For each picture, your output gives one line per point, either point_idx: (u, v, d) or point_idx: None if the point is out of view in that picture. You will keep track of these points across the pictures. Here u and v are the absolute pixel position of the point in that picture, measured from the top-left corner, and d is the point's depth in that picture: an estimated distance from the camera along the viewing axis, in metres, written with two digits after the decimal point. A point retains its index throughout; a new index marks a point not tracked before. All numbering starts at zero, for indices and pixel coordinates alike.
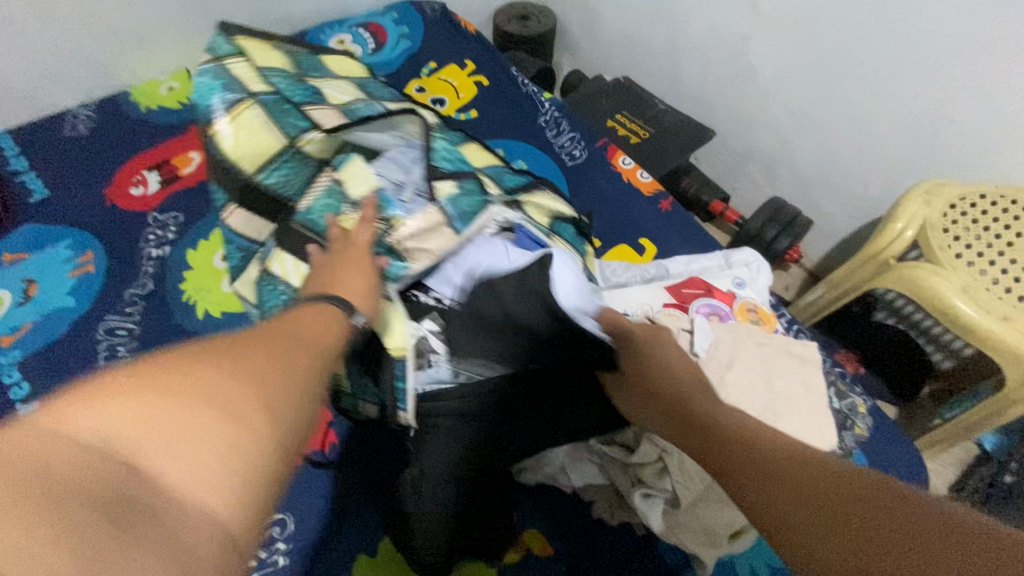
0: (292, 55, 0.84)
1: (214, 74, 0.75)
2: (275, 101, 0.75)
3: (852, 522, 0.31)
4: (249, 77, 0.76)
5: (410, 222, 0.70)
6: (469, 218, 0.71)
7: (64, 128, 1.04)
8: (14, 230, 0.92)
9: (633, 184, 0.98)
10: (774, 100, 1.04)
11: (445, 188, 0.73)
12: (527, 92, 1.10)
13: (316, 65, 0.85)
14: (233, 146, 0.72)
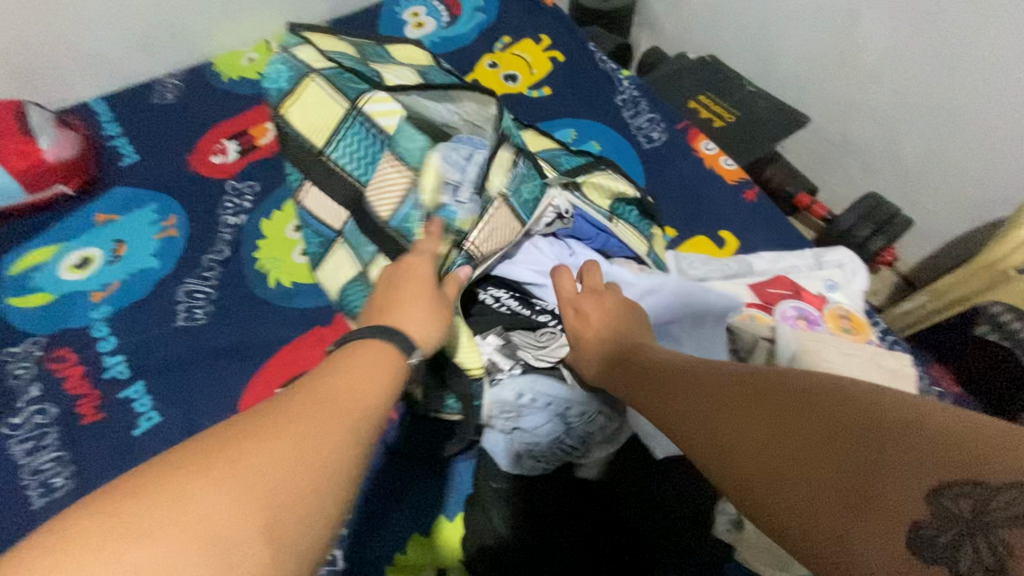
0: (359, 46, 0.83)
1: (284, 62, 0.77)
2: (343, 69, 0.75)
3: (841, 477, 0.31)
4: (313, 56, 0.77)
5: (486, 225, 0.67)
6: (531, 207, 0.69)
7: (153, 96, 1.08)
8: (107, 191, 0.98)
9: (714, 171, 0.92)
10: (879, 84, 0.94)
11: (502, 159, 0.69)
12: (605, 70, 1.05)
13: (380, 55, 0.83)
14: (302, 123, 0.74)
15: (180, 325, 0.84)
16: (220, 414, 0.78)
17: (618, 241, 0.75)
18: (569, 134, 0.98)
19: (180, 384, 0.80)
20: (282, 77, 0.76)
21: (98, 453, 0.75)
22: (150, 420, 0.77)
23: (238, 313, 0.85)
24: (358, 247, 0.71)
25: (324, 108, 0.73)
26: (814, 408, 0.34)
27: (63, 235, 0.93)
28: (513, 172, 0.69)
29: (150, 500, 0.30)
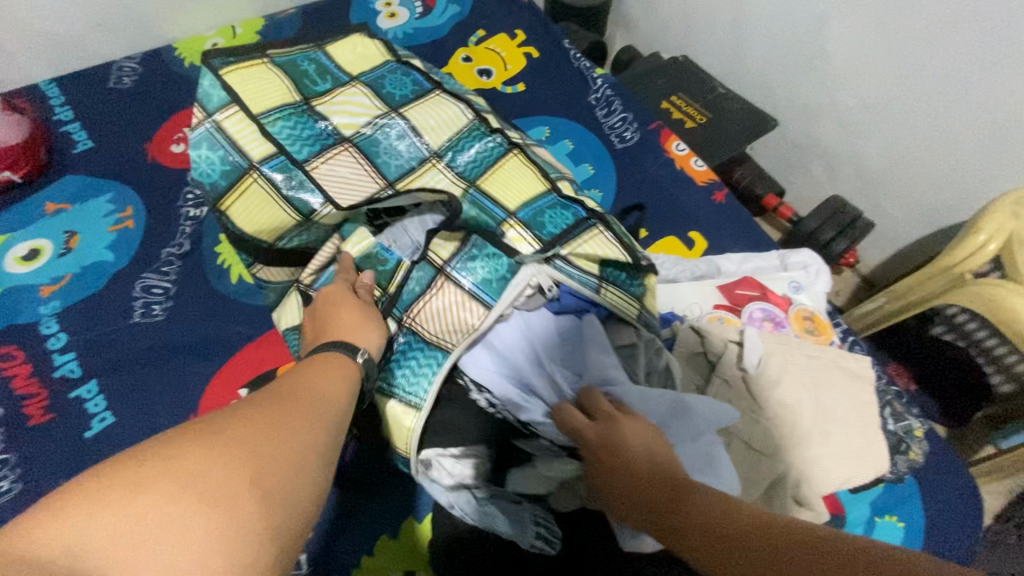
0: (290, 65, 0.77)
1: (208, 138, 0.70)
2: (284, 165, 0.69)
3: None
4: (241, 124, 0.70)
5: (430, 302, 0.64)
6: (496, 286, 0.64)
7: (109, 80, 1.03)
8: (58, 180, 0.93)
9: (685, 172, 0.93)
10: (845, 90, 0.96)
11: (449, 244, 0.67)
12: (579, 67, 1.05)
13: (322, 69, 0.78)
14: (249, 225, 0.70)
15: (136, 322, 0.80)
16: (179, 415, 0.75)
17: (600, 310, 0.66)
18: (542, 132, 0.97)
19: (137, 384, 0.76)
20: (201, 147, 0.71)
21: (47, 456, 0.71)
22: (103, 421, 0.74)
23: (199, 309, 0.82)
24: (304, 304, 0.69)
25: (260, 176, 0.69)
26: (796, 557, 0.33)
27: (9, 225, 0.87)
28: (465, 248, 0.66)
29: (96, 507, 0.30)
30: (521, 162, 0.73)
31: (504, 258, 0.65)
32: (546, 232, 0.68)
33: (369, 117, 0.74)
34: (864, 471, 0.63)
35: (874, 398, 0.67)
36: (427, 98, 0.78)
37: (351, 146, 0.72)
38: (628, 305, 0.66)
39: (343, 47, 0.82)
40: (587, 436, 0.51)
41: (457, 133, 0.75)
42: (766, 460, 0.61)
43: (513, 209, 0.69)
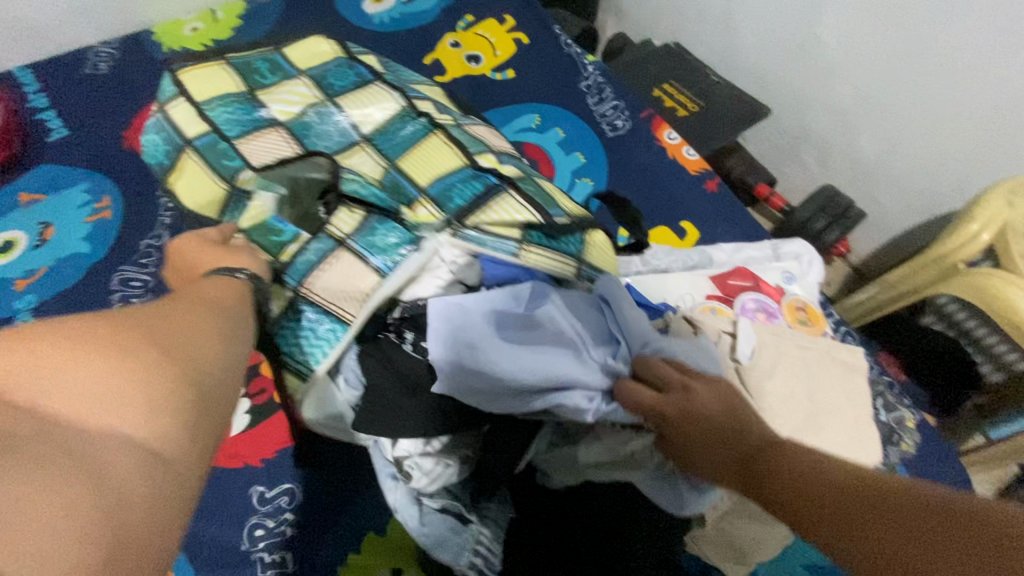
0: (245, 65, 0.77)
1: (158, 126, 0.71)
2: (214, 144, 0.69)
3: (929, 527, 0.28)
4: (187, 114, 0.71)
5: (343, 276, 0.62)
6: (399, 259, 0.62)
7: (84, 66, 1.00)
8: (32, 169, 0.89)
9: (677, 161, 0.91)
10: (839, 78, 0.95)
11: (356, 214, 0.65)
12: (570, 54, 1.03)
13: (274, 66, 0.77)
14: (191, 203, 0.67)
15: None
16: None
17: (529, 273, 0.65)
18: (532, 120, 0.95)
19: None
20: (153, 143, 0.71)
21: None
22: None
23: None
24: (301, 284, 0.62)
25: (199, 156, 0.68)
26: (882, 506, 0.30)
27: None
28: (368, 222, 0.65)
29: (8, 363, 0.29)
30: (443, 142, 0.72)
31: (406, 233, 0.64)
32: (455, 203, 0.67)
33: (307, 105, 0.74)
34: (856, 462, 0.63)
35: (867, 389, 0.67)
36: (362, 91, 0.76)
37: (282, 129, 0.71)
38: (552, 265, 0.66)
39: (298, 48, 0.80)
40: (666, 413, 0.47)
41: (388, 124, 0.74)
42: None
43: (424, 186, 0.68)
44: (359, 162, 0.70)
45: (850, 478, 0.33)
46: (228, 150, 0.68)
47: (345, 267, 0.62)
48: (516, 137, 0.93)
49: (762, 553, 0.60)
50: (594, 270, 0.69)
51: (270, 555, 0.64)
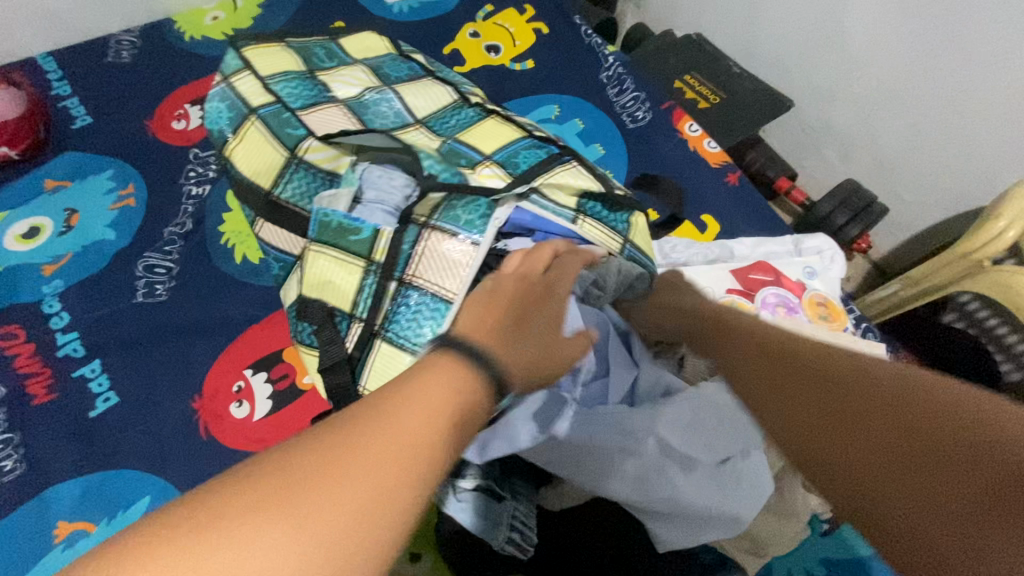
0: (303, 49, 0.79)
1: (222, 96, 0.73)
2: (279, 111, 0.71)
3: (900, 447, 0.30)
4: (254, 87, 0.73)
5: (421, 253, 0.61)
6: (481, 223, 0.62)
7: (107, 54, 1.01)
8: (57, 156, 0.91)
9: (698, 153, 0.91)
10: (863, 70, 0.93)
11: (434, 199, 0.64)
12: (590, 44, 1.02)
13: (331, 52, 0.79)
14: (247, 168, 0.69)
15: (139, 302, 0.79)
16: (184, 395, 0.74)
17: (583, 242, 0.67)
18: (552, 111, 0.95)
19: (141, 365, 0.75)
20: (218, 111, 0.73)
21: (52, 435, 0.70)
22: (107, 401, 0.73)
23: (202, 289, 0.81)
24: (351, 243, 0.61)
25: (265, 125, 0.70)
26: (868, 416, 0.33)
27: (8, 203, 0.86)
28: (443, 202, 0.63)
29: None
30: (500, 119, 0.74)
31: (481, 197, 0.63)
32: (517, 168, 0.68)
33: (366, 87, 0.75)
34: None
35: None
36: (420, 80, 0.77)
37: (343, 106, 0.72)
38: (607, 237, 0.66)
39: (357, 38, 0.82)
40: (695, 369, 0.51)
41: (444, 105, 0.75)
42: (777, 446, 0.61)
43: (489, 153, 0.70)
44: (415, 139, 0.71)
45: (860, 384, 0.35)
46: (291, 120, 0.70)
47: (432, 246, 0.61)
48: None
49: (778, 546, 0.61)
50: (639, 250, 0.68)
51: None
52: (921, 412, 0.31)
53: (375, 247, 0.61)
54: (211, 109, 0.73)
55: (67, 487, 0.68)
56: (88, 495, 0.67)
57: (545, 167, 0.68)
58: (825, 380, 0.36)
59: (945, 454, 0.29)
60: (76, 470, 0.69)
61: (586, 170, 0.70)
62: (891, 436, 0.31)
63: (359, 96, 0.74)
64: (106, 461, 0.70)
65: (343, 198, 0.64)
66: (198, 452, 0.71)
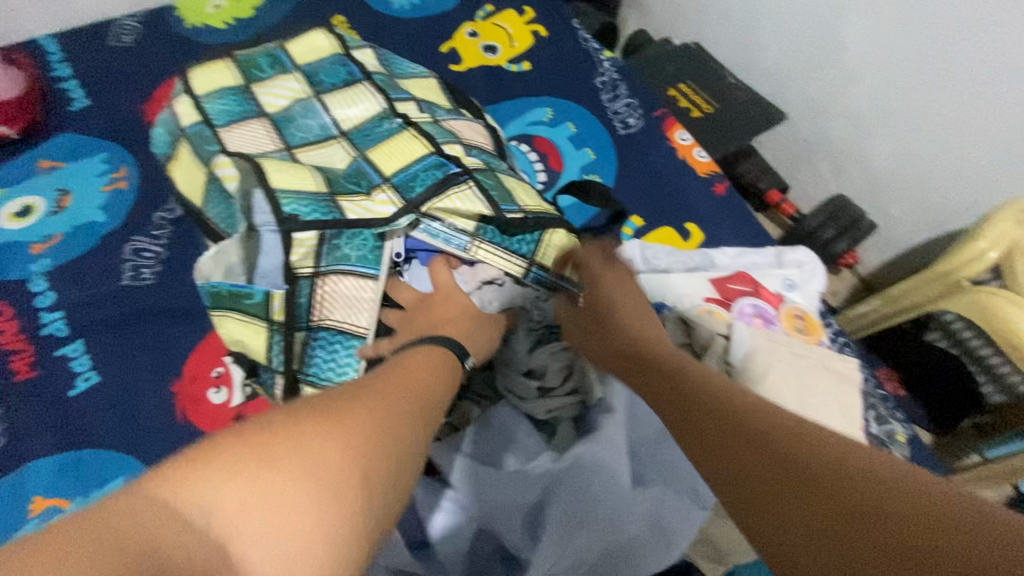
0: (247, 60, 0.81)
1: (165, 121, 0.76)
2: (202, 131, 0.72)
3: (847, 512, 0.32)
4: (187, 108, 0.75)
5: (321, 295, 0.63)
6: (375, 258, 0.64)
7: (107, 38, 1.01)
8: (53, 137, 0.92)
9: (687, 162, 0.91)
10: (857, 86, 0.94)
11: (309, 240, 0.62)
12: (587, 49, 1.03)
13: (274, 60, 0.81)
14: (184, 188, 0.72)
15: (125, 284, 0.80)
16: (165, 378, 0.75)
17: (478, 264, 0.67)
18: (545, 113, 0.95)
19: (124, 346, 0.76)
20: (162, 136, 0.77)
21: (32, 411, 0.71)
22: (87, 380, 0.74)
23: (188, 274, 0.82)
24: (254, 303, 0.63)
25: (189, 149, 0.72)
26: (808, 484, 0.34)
27: (2, 181, 0.87)
28: (325, 243, 0.63)
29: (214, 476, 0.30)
30: (414, 133, 0.72)
31: (365, 230, 0.63)
32: (414, 189, 0.67)
33: (294, 100, 0.77)
34: None
35: (858, 401, 0.67)
36: (350, 88, 0.78)
37: (266, 122, 0.74)
38: (503, 262, 0.66)
39: (303, 46, 0.83)
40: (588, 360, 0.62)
41: (371, 115, 0.75)
42: None
43: (389, 175, 0.68)
44: (332, 152, 0.72)
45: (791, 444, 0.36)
46: (210, 137, 0.71)
47: (334, 289, 0.63)
48: (527, 130, 0.93)
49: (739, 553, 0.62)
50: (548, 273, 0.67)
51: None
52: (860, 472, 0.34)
53: (273, 309, 0.63)
54: (158, 134, 0.78)
55: (43, 463, 0.68)
56: (64, 472, 0.68)
57: (440, 189, 0.66)
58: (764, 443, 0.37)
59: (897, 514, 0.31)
60: (54, 448, 0.69)
61: (479, 193, 0.68)
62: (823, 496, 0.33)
63: (287, 109, 0.76)
64: (83, 440, 0.70)
65: (231, 252, 0.62)
66: (175, 434, 0.71)
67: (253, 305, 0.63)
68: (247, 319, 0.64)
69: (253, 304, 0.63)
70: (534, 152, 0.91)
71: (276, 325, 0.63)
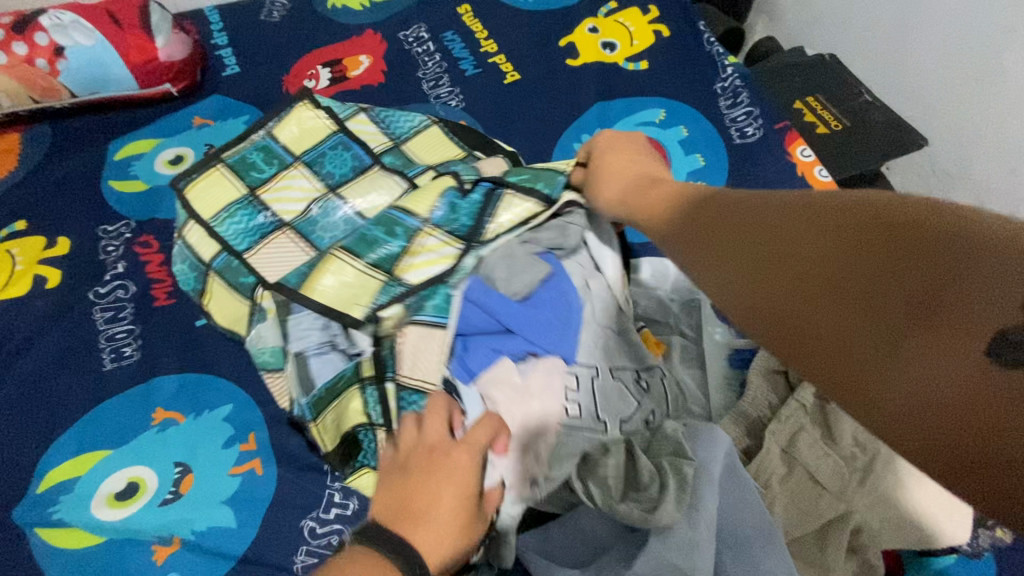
0: (238, 163, 0.72)
1: (182, 257, 0.70)
2: (227, 262, 0.67)
3: (830, 276, 0.33)
4: (202, 240, 0.69)
5: (401, 352, 0.59)
6: (445, 306, 0.59)
7: (261, 13, 1.12)
8: (206, 98, 1.03)
9: (806, 180, 0.86)
10: (1017, 117, 0.84)
11: (395, 312, 0.59)
12: (711, 53, 0.99)
13: (268, 153, 0.73)
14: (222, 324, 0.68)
15: None
16: None
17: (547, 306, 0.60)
18: (657, 114, 0.93)
19: None
20: (184, 272, 0.70)
21: (163, 334, 0.81)
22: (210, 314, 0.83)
23: None
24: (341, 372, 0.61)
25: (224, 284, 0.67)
26: (797, 257, 0.35)
27: (162, 132, 0.99)
28: (406, 302, 0.60)
29: None
30: (439, 182, 0.68)
31: (442, 285, 0.61)
32: (461, 226, 0.64)
33: (311, 200, 0.70)
34: (939, 535, 0.56)
35: None
36: (361, 170, 0.72)
37: (290, 231, 0.68)
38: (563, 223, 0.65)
39: (290, 125, 0.74)
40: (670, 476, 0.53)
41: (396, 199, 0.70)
42: (826, 498, 0.58)
43: (426, 215, 0.65)
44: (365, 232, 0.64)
45: (778, 225, 0.37)
46: (240, 266, 0.67)
47: (410, 343, 0.59)
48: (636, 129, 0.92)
49: None
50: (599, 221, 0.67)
51: (321, 523, 0.69)
52: (845, 218, 0.34)
53: (362, 364, 0.61)
54: (181, 275, 0.70)
55: (167, 380, 0.78)
56: (182, 391, 0.77)
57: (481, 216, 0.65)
58: (758, 236, 0.38)
59: (875, 253, 0.31)
60: (176, 368, 0.79)
61: (514, 203, 0.65)
62: (809, 269, 0.34)
63: (305, 213, 0.69)
64: (200, 366, 0.79)
65: (308, 327, 0.62)
66: None
67: (347, 372, 0.61)
68: (336, 391, 0.61)
69: (336, 366, 0.61)
70: None
71: (367, 382, 0.60)
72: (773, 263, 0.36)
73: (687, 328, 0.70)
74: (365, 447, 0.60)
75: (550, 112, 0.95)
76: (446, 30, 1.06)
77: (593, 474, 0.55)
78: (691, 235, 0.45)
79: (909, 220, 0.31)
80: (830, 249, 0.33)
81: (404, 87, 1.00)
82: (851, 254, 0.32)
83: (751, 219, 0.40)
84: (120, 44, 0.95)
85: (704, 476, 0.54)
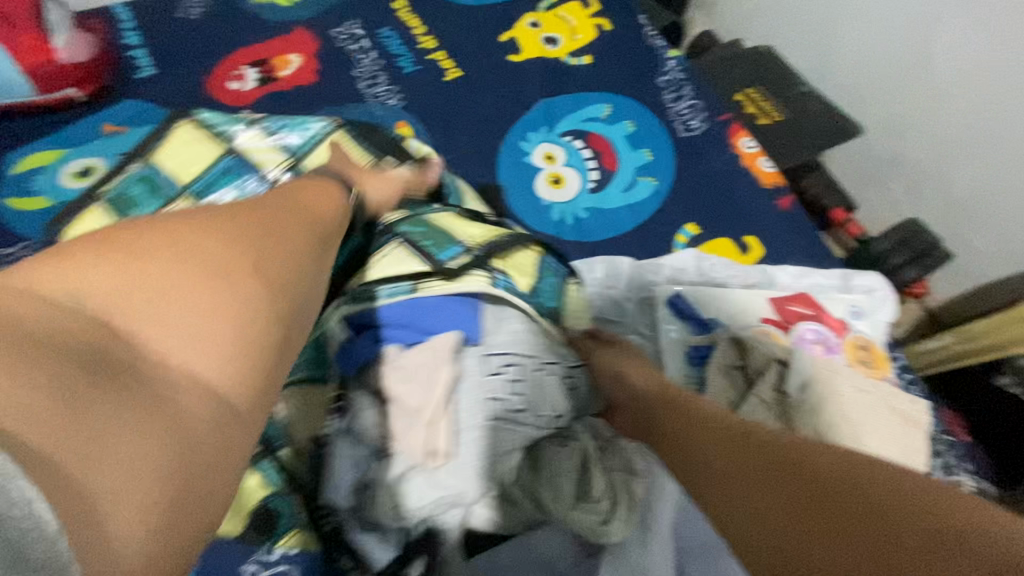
0: (121, 198, 0.68)
1: None
2: None
3: (871, 550, 0.35)
4: None
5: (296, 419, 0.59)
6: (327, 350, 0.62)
7: (177, 10, 1.04)
8: (117, 103, 0.94)
9: (751, 170, 0.86)
10: (945, 104, 0.86)
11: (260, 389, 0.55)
12: (652, 46, 0.99)
13: (152, 184, 0.69)
14: None
15: None
16: None
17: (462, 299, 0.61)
18: (602, 110, 0.92)
19: None
20: None
21: None
22: None
23: None
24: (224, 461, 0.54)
25: None
26: (821, 520, 0.37)
27: (67, 143, 0.89)
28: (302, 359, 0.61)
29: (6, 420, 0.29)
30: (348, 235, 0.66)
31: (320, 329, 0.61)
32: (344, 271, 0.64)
33: None
34: None
35: (924, 446, 0.61)
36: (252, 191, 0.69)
37: None
38: (464, 278, 0.62)
39: (169, 145, 0.71)
40: (631, 490, 0.56)
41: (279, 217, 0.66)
42: None
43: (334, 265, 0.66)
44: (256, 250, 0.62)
45: (793, 485, 0.40)
46: None
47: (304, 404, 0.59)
48: (582, 126, 0.90)
49: None
50: (511, 279, 0.64)
51: None
52: (867, 496, 0.37)
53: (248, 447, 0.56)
54: None
55: None
56: None
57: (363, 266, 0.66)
58: (780, 484, 0.41)
59: (918, 547, 0.33)
60: None
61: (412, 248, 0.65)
62: (843, 537, 0.36)
63: None
64: None
65: None
66: None
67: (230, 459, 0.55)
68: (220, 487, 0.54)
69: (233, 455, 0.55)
70: (588, 149, 0.88)
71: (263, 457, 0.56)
72: (802, 523, 0.38)
73: (643, 327, 0.71)
74: (283, 513, 0.55)
75: (494, 109, 0.92)
76: (381, 26, 1.01)
77: (538, 483, 0.55)
78: (700, 471, 0.47)
79: (923, 519, 0.35)
80: (850, 524, 0.36)
81: (339, 87, 0.95)
82: (881, 535, 0.35)
83: (771, 467, 0.43)
84: (10, 46, 0.85)
85: (651, 490, 0.56)
